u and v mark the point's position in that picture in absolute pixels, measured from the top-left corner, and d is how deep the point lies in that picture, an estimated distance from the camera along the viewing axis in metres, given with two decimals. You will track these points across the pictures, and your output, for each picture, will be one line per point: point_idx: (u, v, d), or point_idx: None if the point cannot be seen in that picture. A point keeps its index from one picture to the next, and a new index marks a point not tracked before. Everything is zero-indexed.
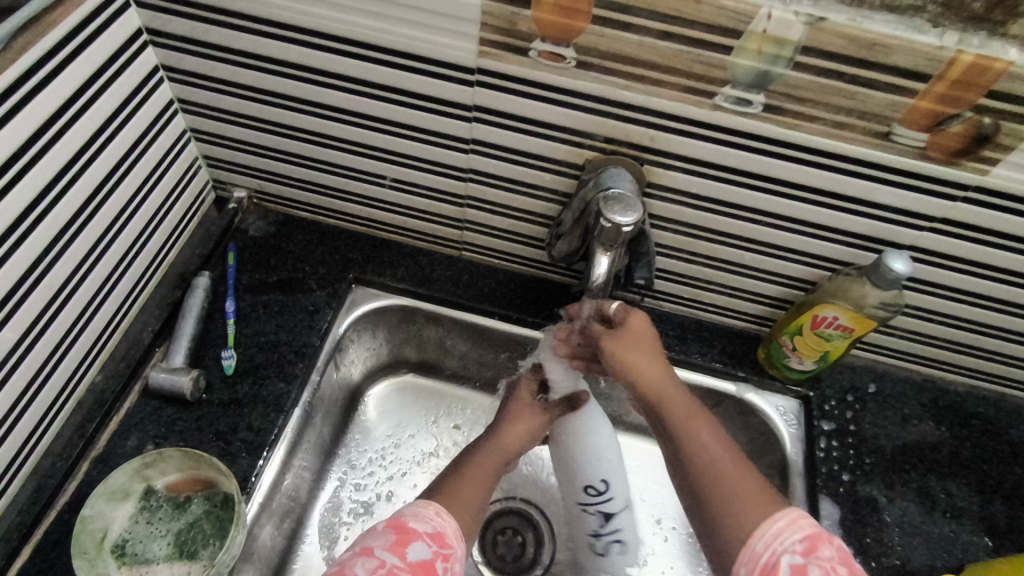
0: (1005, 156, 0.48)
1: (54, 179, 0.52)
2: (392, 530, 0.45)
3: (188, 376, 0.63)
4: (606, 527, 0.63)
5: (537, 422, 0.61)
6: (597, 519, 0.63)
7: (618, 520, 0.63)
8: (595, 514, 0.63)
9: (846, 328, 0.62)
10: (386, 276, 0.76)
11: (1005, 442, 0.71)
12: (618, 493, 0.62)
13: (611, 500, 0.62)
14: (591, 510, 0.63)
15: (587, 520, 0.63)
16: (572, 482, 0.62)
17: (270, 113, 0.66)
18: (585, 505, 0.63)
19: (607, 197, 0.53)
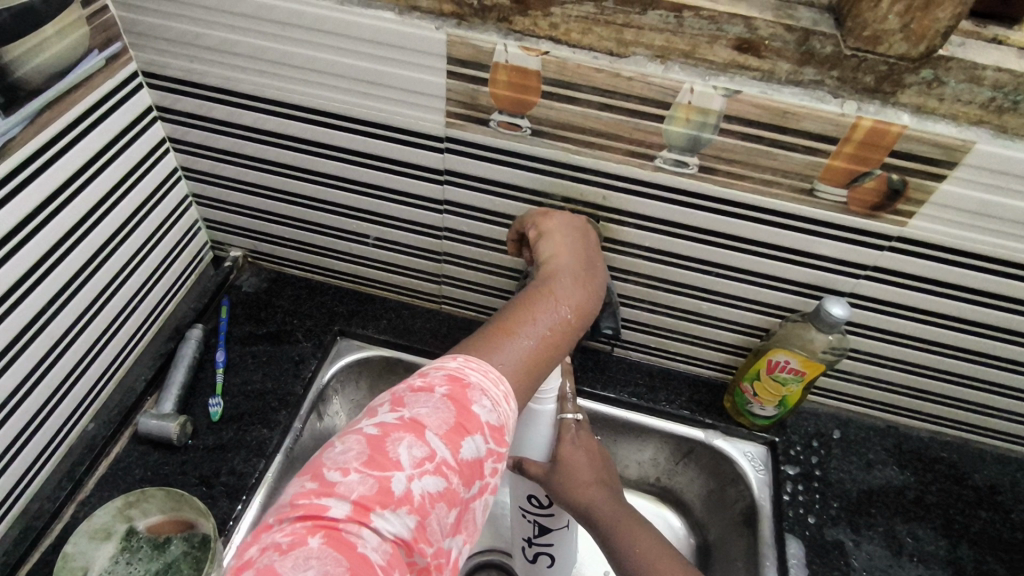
0: (919, 209, 0.53)
1: (63, 237, 0.58)
2: (454, 408, 0.39)
3: (175, 422, 0.67)
4: (539, 537, 0.65)
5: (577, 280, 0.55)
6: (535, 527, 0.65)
7: (552, 536, 0.65)
8: (532, 522, 0.64)
9: (797, 371, 0.64)
10: (369, 328, 0.80)
11: (969, 486, 0.72)
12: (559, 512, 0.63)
13: (550, 516, 0.63)
14: (529, 517, 0.64)
15: (525, 526, 0.65)
16: (518, 489, 0.64)
17: (264, 178, 0.73)
18: (526, 512, 0.64)
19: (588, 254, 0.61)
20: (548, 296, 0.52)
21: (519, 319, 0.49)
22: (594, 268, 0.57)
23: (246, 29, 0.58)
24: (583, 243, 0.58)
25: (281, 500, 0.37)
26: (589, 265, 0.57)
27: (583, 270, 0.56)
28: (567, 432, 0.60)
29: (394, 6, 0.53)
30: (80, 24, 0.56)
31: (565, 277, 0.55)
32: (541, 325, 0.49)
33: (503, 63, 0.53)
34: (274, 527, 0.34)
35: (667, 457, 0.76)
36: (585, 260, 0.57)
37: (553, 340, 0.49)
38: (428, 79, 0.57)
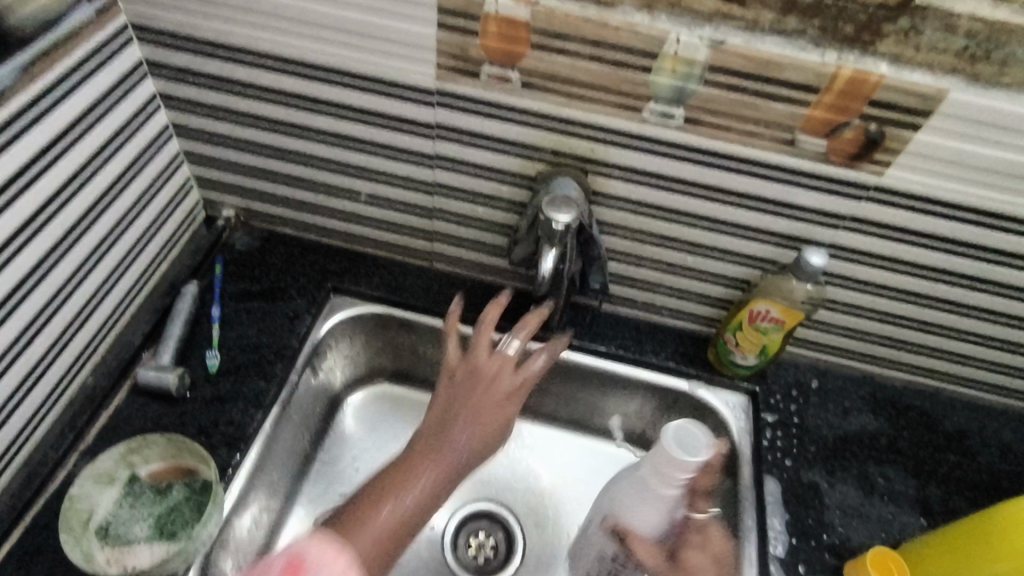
0: (895, 158, 0.55)
1: (59, 189, 0.59)
2: None
3: (174, 373, 0.68)
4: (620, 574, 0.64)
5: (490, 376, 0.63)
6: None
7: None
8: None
9: (777, 320, 0.67)
10: (362, 285, 0.82)
11: (940, 431, 0.75)
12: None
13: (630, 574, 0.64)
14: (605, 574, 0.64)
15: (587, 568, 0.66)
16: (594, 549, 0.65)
17: (256, 135, 0.73)
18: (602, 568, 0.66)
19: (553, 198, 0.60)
20: (404, 479, 0.56)
21: (380, 498, 0.55)
22: (491, 391, 0.62)
23: None
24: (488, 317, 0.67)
25: None
26: (488, 401, 0.62)
27: (472, 402, 0.62)
28: (699, 530, 0.62)
29: None
30: None
31: (433, 438, 0.60)
32: (399, 508, 0.55)
33: (493, 14, 0.54)
34: None
35: (653, 408, 0.79)
36: (483, 380, 0.63)
37: (409, 518, 0.55)
38: (418, 31, 0.57)
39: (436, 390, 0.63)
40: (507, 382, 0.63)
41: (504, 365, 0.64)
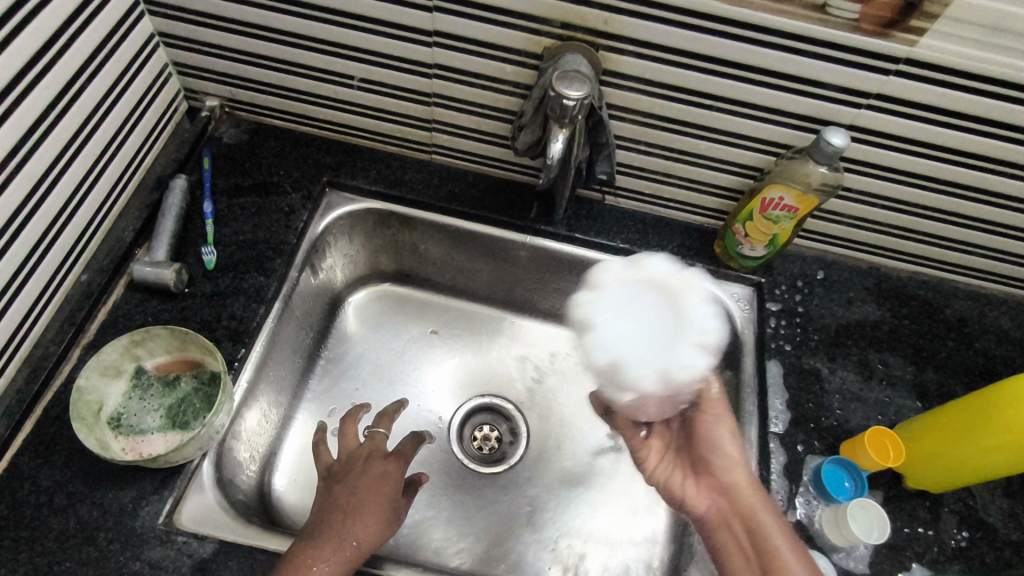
0: (932, 25, 0.52)
1: (30, 62, 0.53)
2: None
3: (171, 268, 0.66)
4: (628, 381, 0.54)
5: (383, 475, 0.60)
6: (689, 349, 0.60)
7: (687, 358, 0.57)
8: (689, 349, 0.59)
9: (790, 207, 0.65)
10: (358, 179, 0.78)
11: (941, 319, 0.76)
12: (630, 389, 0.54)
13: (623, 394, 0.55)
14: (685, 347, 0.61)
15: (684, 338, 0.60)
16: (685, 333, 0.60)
17: (236, 12, 0.67)
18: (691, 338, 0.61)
19: (561, 73, 0.56)
20: (309, 562, 0.52)
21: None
22: (368, 477, 0.59)
23: None
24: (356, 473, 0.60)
25: None
26: (371, 488, 0.58)
27: (346, 502, 0.57)
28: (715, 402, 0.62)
29: None
30: None
31: (321, 547, 0.53)
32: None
33: None
34: None
35: None
36: (376, 486, 0.59)
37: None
38: None
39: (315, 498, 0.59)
40: (378, 467, 0.61)
41: (370, 460, 0.61)
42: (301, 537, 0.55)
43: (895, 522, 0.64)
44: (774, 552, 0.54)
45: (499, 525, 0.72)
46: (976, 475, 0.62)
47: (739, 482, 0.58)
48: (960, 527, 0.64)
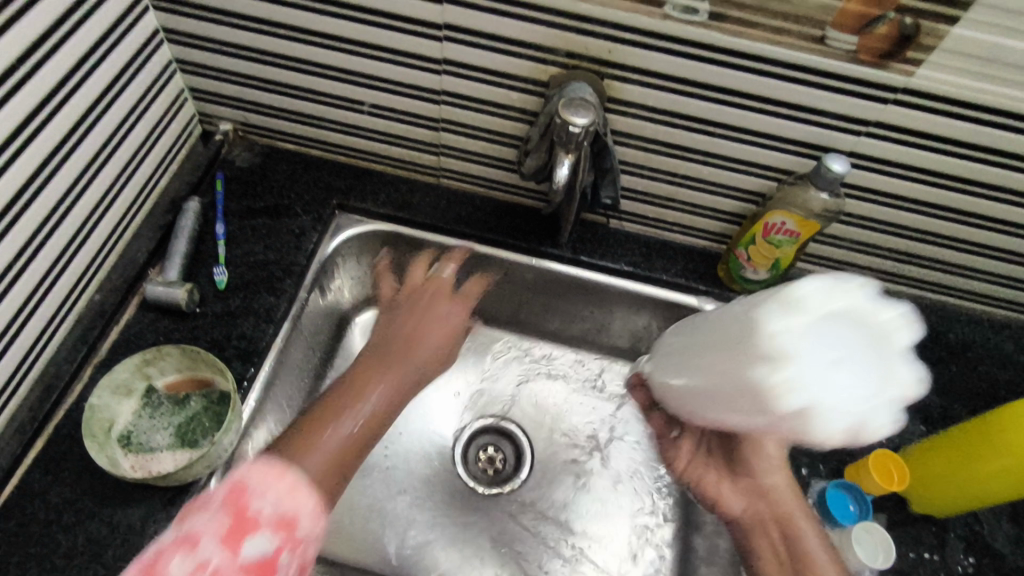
0: (927, 57, 0.53)
1: (52, 91, 0.55)
2: (228, 515, 0.41)
3: (183, 288, 0.68)
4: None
5: (439, 305, 0.69)
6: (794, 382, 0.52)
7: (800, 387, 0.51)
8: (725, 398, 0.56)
9: (792, 232, 0.66)
10: (367, 202, 0.80)
11: (944, 344, 0.76)
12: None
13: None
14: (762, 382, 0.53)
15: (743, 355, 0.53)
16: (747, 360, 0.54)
17: (251, 40, 0.69)
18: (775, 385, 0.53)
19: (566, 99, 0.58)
20: (356, 391, 0.58)
21: (342, 399, 0.57)
22: (429, 309, 0.68)
23: None
24: (415, 317, 0.67)
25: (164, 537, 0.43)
26: (431, 321, 0.67)
27: (400, 337, 0.65)
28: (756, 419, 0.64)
29: None
30: None
31: (365, 375, 0.60)
32: (356, 405, 0.57)
33: None
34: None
35: (659, 323, 0.79)
36: (438, 322, 0.67)
37: (370, 424, 0.57)
38: None
39: (372, 337, 0.66)
40: (440, 301, 0.69)
41: (412, 335, 0.65)
42: (347, 370, 0.61)
43: (900, 547, 0.64)
44: (808, 559, 0.57)
45: (503, 547, 0.72)
46: (971, 502, 0.62)
47: (782, 489, 0.62)
48: (967, 553, 0.64)
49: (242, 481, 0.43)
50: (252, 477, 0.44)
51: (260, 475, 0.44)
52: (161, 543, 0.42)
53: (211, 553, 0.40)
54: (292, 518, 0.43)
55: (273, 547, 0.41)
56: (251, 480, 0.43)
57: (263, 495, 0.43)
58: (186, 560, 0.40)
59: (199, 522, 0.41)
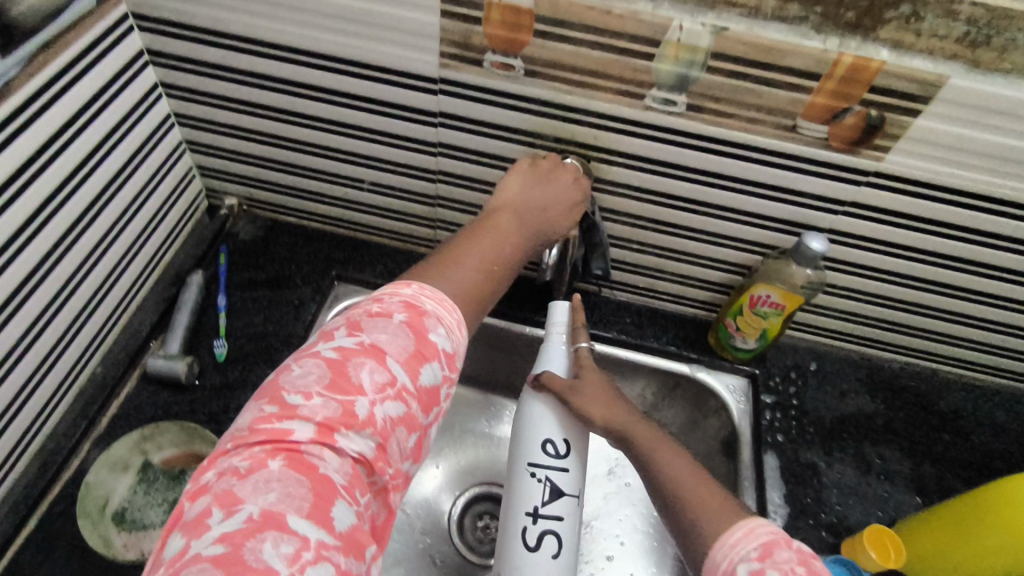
0: (894, 144, 0.56)
1: (63, 182, 0.59)
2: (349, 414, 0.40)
3: (183, 362, 0.69)
4: (545, 506, 0.57)
5: (558, 197, 0.61)
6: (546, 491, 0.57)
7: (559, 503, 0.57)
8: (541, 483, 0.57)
9: (778, 304, 0.68)
10: (365, 273, 0.82)
11: (935, 412, 0.77)
12: (571, 467, 0.58)
13: (564, 472, 0.58)
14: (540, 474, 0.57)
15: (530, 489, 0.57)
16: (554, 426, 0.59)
17: (257, 124, 0.73)
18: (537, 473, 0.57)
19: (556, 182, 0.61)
20: (497, 227, 0.59)
21: (465, 252, 0.55)
22: (543, 199, 0.61)
23: None
24: (540, 193, 0.61)
25: (239, 424, 0.41)
26: (556, 198, 0.61)
27: (540, 195, 0.61)
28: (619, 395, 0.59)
29: None
30: None
31: (523, 207, 0.60)
32: (484, 257, 0.56)
33: (496, 1, 0.54)
34: (233, 452, 0.38)
35: (654, 391, 0.79)
36: (544, 192, 0.61)
37: (499, 264, 0.57)
38: (420, 19, 0.57)
39: (492, 198, 0.62)
40: (560, 199, 0.61)
41: (558, 196, 0.61)
42: (505, 199, 0.61)
43: None
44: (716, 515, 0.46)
45: None
46: None
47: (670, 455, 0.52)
48: None
49: (418, 306, 0.47)
50: (429, 301, 0.48)
51: (435, 302, 0.48)
52: (340, 346, 0.43)
53: (397, 371, 0.43)
54: (453, 354, 0.47)
55: (438, 377, 0.45)
56: (426, 306, 0.47)
57: (435, 325, 0.47)
58: (376, 373, 0.42)
59: (382, 335, 0.44)
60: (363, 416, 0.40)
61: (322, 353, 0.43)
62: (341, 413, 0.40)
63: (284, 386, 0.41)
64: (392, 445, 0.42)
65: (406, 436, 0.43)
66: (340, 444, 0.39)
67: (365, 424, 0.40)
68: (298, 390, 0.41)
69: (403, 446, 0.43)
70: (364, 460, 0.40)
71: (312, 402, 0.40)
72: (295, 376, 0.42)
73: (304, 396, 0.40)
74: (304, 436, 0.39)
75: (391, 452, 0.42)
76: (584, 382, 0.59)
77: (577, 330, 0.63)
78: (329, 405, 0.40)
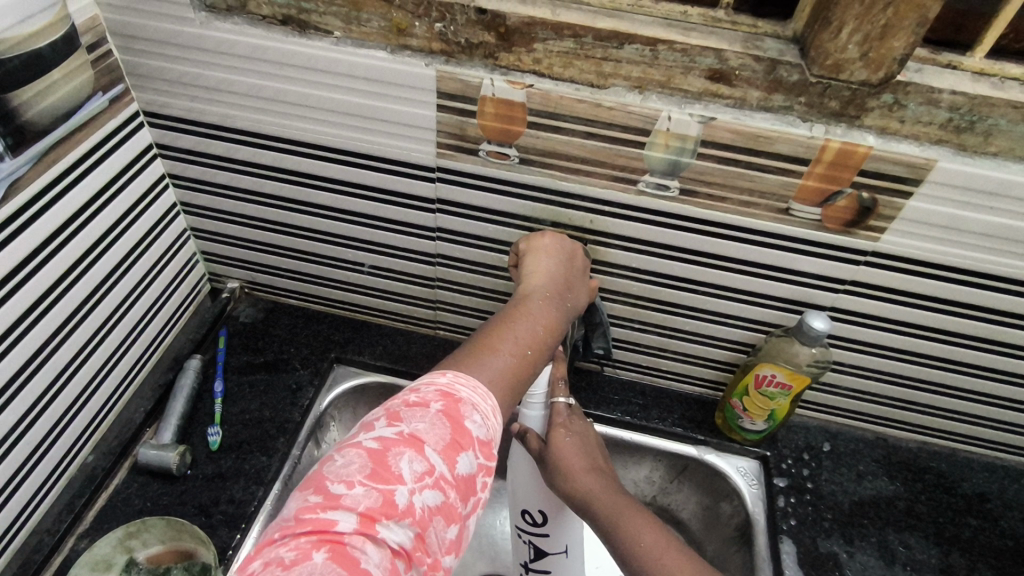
0: (890, 224, 0.56)
1: (68, 270, 0.59)
2: (391, 502, 0.36)
3: (174, 451, 0.67)
4: (534, 563, 0.63)
5: (574, 278, 0.61)
6: (529, 549, 0.63)
7: (547, 561, 0.63)
8: (527, 543, 0.63)
9: (784, 384, 0.66)
10: (365, 355, 0.81)
11: (959, 494, 0.73)
12: (552, 532, 0.61)
13: (546, 536, 0.62)
14: (525, 538, 0.63)
15: (521, 548, 0.64)
16: (530, 493, 0.61)
17: (260, 212, 0.74)
18: (520, 533, 0.63)
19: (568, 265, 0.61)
20: (530, 311, 0.54)
21: (500, 337, 0.50)
22: (565, 278, 0.60)
23: (243, 69, 0.60)
24: (563, 270, 0.60)
25: (281, 515, 0.36)
26: (574, 278, 0.61)
27: (563, 271, 0.60)
28: (591, 456, 0.58)
29: (386, 45, 0.56)
30: (85, 68, 0.57)
31: (552, 293, 0.57)
32: (521, 343, 0.51)
33: (490, 96, 0.56)
34: (278, 542, 0.34)
35: (663, 473, 0.76)
36: (565, 270, 0.60)
37: (536, 349, 0.52)
38: (417, 113, 0.59)
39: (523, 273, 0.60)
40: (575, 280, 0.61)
41: (572, 267, 0.61)
42: (534, 286, 0.58)
43: None
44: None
45: None
46: None
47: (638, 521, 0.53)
48: None
49: (454, 393, 0.42)
50: (466, 388, 0.43)
51: (471, 389, 0.43)
52: (381, 434, 0.38)
53: (437, 460, 0.38)
54: (490, 441, 0.42)
55: (477, 464, 0.40)
56: (462, 393, 0.42)
57: (474, 412, 0.42)
58: (416, 460, 0.37)
59: (420, 425, 0.39)
60: (403, 507, 0.36)
61: (362, 442, 0.38)
62: (381, 503, 0.35)
63: (328, 474, 0.37)
64: (432, 535, 0.37)
65: (445, 527, 0.38)
66: (382, 535, 0.35)
67: (406, 514, 0.36)
68: (338, 478, 0.36)
69: (442, 537, 0.38)
70: (404, 553, 0.35)
71: (354, 490, 0.36)
72: (336, 464, 0.37)
73: (347, 484, 0.36)
74: (347, 527, 0.34)
75: (430, 543, 0.37)
76: (556, 443, 0.58)
77: (556, 384, 0.62)
78: (370, 494, 0.36)
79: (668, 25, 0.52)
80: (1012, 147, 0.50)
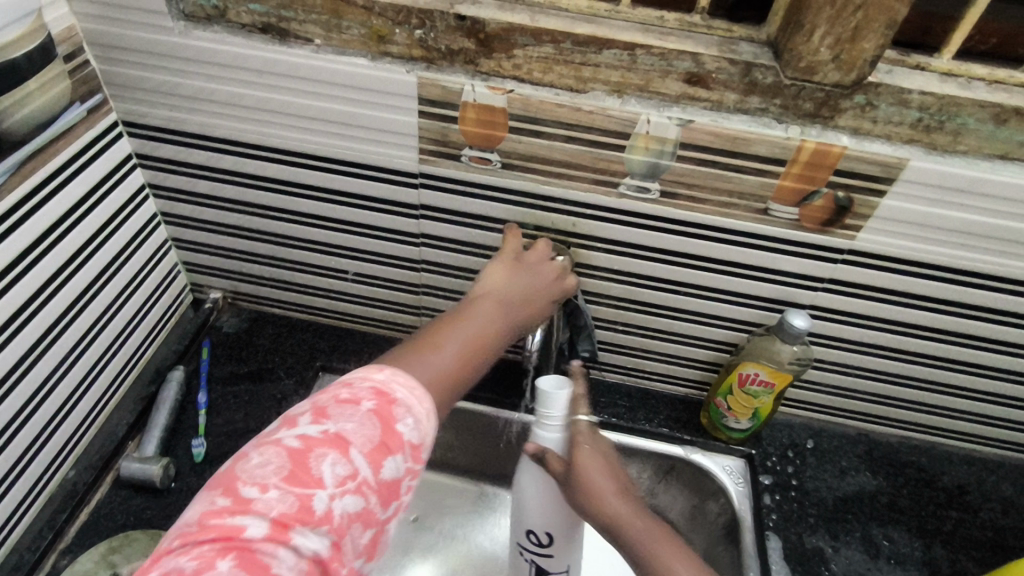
0: (866, 223, 0.58)
1: (49, 280, 0.58)
2: (305, 508, 0.35)
3: (158, 464, 0.67)
4: None
5: (534, 276, 0.59)
6: (530, 568, 0.64)
7: None
8: (528, 560, 0.64)
9: (767, 382, 0.67)
10: (350, 363, 0.81)
11: (940, 487, 0.74)
12: (556, 553, 0.62)
13: (550, 557, 0.62)
14: (527, 556, 0.64)
15: (521, 564, 0.65)
16: (536, 516, 0.61)
17: (241, 220, 0.74)
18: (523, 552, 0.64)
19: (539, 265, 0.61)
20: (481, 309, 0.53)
21: (446, 335, 0.49)
22: (522, 276, 0.58)
23: (223, 77, 0.60)
24: (523, 270, 0.59)
25: (186, 516, 0.35)
26: (532, 276, 0.59)
27: (519, 270, 0.59)
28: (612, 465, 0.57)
29: (367, 52, 0.56)
30: (62, 79, 0.57)
31: (508, 292, 0.56)
32: (466, 342, 0.49)
33: (471, 101, 0.57)
34: (179, 549, 0.32)
35: (651, 473, 0.76)
36: (523, 270, 0.59)
37: (483, 347, 0.50)
38: (399, 119, 0.59)
39: (486, 270, 0.59)
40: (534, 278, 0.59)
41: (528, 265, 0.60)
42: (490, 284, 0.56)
43: None
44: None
45: None
46: None
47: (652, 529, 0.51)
48: None
49: (389, 393, 0.40)
50: (400, 388, 0.41)
51: (408, 390, 0.41)
52: (302, 433, 0.37)
53: (361, 463, 0.37)
54: (424, 445, 0.40)
55: (404, 468, 0.39)
56: (398, 394, 0.40)
57: (408, 414, 0.40)
58: (338, 464, 0.36)
59: (347, 425, 0.38)
60: (320, 513, 0.35)
61: (283, 440, 0.37)
62: (296, 509, 0.34)
63: (241, 475, 0.35)
64: (349, 543, 0.36)
65: (363, 533, 0.37)
66: (293, 542, 0.34)
67: (322, 521, 0.35)
68: (251, 480, 0.35)
69: (359, 544, 0.37)
70: (318, 562, 0.34)
71: (268, 494, 0.35)
72: (251, 464, 0.36)
73: (260, 487, 0.35)
74: (256, 533, 0.33)
75: (347, 551, 0.36)
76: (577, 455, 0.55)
77: (577, 403, 0.61)
78: (285, 498, 0.35)
79: (645, 30, 0.53)
80: (980, 145, 0.52)
